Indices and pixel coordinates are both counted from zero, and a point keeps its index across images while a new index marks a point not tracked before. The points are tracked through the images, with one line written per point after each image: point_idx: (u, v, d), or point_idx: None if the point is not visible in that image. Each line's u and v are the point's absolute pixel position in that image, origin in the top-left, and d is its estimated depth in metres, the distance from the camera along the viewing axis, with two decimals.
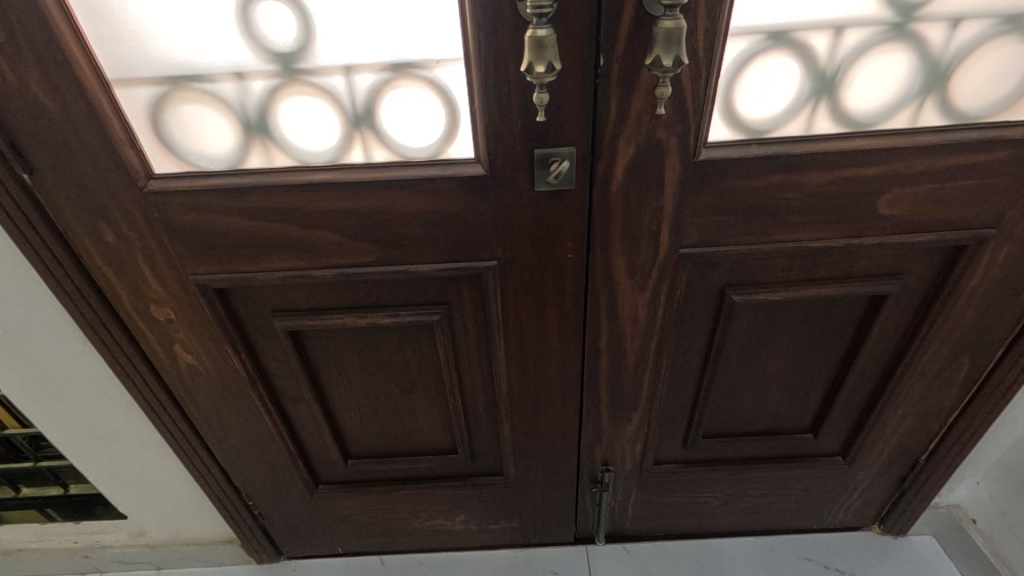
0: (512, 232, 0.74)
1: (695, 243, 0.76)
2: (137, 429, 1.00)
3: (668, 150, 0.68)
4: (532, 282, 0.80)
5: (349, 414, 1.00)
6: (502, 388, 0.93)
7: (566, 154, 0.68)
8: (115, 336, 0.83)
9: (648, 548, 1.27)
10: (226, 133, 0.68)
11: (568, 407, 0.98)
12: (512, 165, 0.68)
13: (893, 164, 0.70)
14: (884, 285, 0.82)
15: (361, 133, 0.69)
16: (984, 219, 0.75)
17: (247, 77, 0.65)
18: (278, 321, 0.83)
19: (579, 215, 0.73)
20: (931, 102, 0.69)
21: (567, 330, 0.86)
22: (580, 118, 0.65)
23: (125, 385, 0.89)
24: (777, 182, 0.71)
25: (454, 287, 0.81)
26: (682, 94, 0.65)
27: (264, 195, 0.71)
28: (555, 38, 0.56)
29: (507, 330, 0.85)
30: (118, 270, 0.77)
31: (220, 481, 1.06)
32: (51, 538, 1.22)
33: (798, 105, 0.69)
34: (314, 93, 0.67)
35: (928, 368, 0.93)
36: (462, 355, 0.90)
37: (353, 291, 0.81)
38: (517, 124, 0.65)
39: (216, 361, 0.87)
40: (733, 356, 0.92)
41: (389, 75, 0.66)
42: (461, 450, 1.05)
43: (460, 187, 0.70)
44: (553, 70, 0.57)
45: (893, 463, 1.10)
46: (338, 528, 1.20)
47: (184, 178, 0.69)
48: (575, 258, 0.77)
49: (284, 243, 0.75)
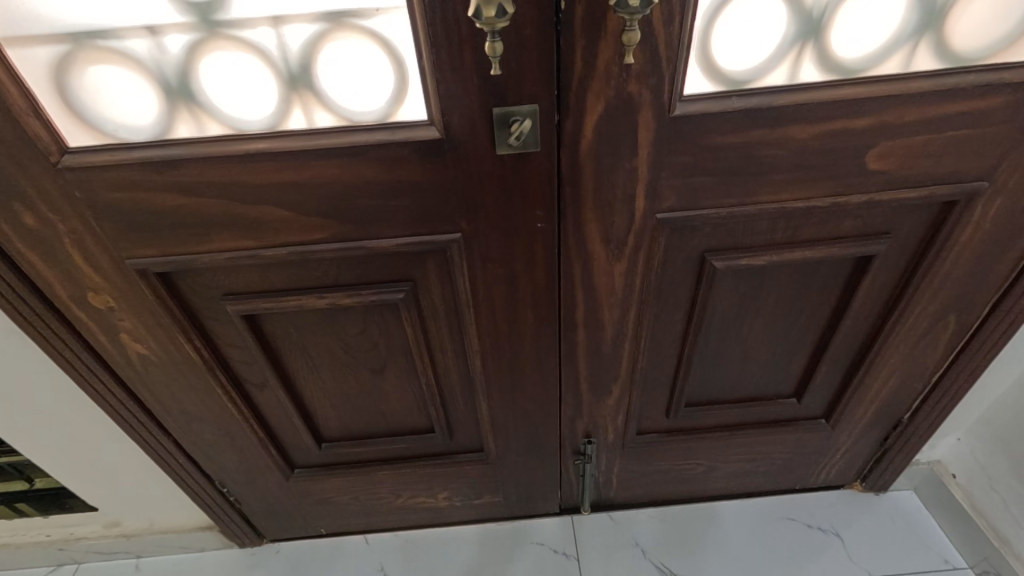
0: (476, 202, 0.69)
1: (673, 207, 0.71)
2: (95, 421, 0.95)
3: (641, 106, 0.62)
4: (500, 254, 0.75)
5: (319, 397, 0.95)
6: (476, 365, 0.89)
7: (527, 112, 0.61)
8: (55, 326, 0.77)
9: (633, 515, 1.27)
10: (146, 98, 0.61)
11: (547, 382, 0.94)
12: (470, 126, 0.62)
13: (883, 115, 0.65)
14: (871, 245, 0.78)
15: (299, 95, 0.62)
16: (976, 171, 0.71)
17: (160, 33, 0.58)
18: (230, 304, 0.78)
19: (547, 180, 0.68)
20: (924, 44, 0.63)
21: (541, 302, 0.81)
22: (542, 72, 0.59)
23: (73, 377, 0.84)
24: (759, 138, 0.66)
25: (417, 263, 0.76)
26: (654, 42, 0.58)
27: (199, 168, 0.64)
28: None
29: (477, 305, 0.81)
30: (46, 257, 0.70)
31: (191, 470, 1.03)
32: (22, 532, 1.18)
33: (782, 51, 0.63)
34: (241, 49, 0.59)
35: (914, 328, 0.90)
36: (432, 333, 0.85)
37: (309, 271, 0.75)
38: (472, 80, 0.59)
39: (168, 348, 0.82)
40: (716, 323, 0.89)
41: (324, 26, 0.58)
42: (439, 428, 1.02)
43: (413, 153, 0.64)
44: (505, 14, 0.51)
45: (876, 422, 1.09)
46: (319, 511, 1.18)
47: (104, 152, 0.63)
48: (545, 227, 0.72)
49: (228, 221, 0.69)
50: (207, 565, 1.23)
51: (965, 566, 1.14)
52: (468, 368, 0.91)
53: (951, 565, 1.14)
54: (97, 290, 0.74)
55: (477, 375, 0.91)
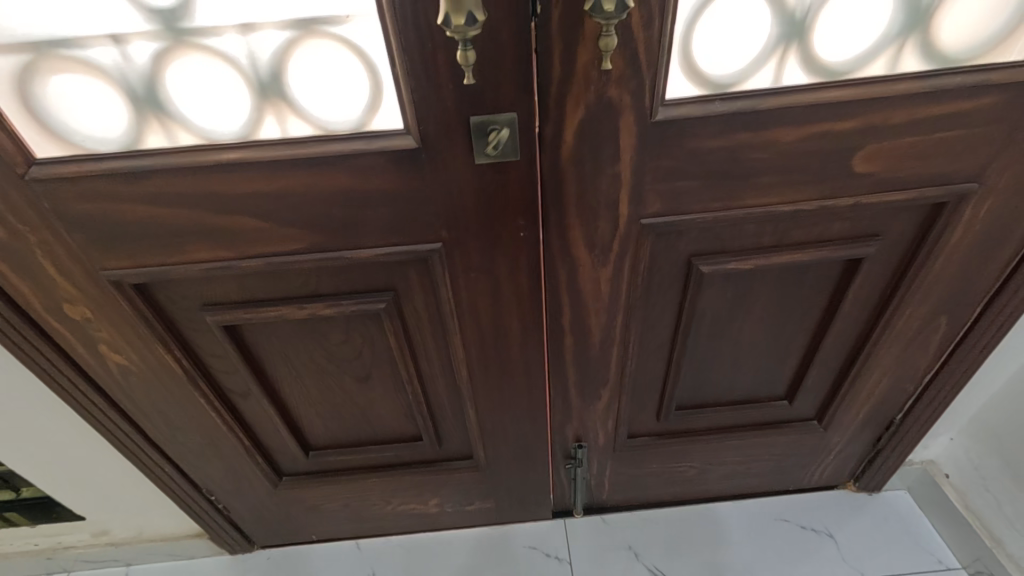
0: (455, 209, 0.67)
1: (658, 211, 0.70)
2: (78, 431, 0.94)
3: (622, 110, 0.61)
4: (484, 263, 0.73)
5: (305, 405, 0.94)
6: (462, 374, 0.88)
7: (505, 121, 0.60)
8: (31, 337, 0.76)
9: (626, 517, 1.26)
10: (114, 107, 0.60)
11: (535, 390, 0.93)
12: (446, 135, 0.61)
13: (870, 117, 0.64)
14: (859, 248, 0.77)
15: (272, 103, 0.61)
16: (965, 173, 0.70)
17: (124, 41, 0.56)
18: (209, 315, 0.77)
19: (528, 188, 0.66)
20: (910, 46, 0.62)
21: (528, 312, 0.80)
22: (518, 78, 0.57)
23: (54, 387, 0.83)
24: (743, 141, 0.64)
25: (399, 273, 0.74)
26: (634, 45, 0.57)
27: (172, 178, 0.63)
28: None
29: (462, 314, 0.79)
30: (20, 268, 0.69)
31: (179, 479, 1.02)
32: (10, 542, 1.17)
33: (766, 52, 0.61)
34: (207, 57, 0.58)
35: (906, 330, 0.89)
36: (417, 342, 0.84)
37: (287, 281, 0.74)
38: (447, 89, 0.58)
39: (146, 359, 0.81)
40: (705, 326, 0.88)
41: (293, 33, 0.57)
42: (428, 436, 1.01)
43: (388, 163, 0.63)
44: (475, 22, 0.50)
45: (869, 423, 1.09)
46: (308, 518, 1.17)
47: (73, 163, 0.62)
48: (529, 236, 0.71)
49: (204, 231, 0.68)
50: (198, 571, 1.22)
51: (957, 566, 1.14)
52: (453, 377, 0.90)
53: (944, 565, 1.14)
54: (73, 300, 0.74)
55: (463, 383, 0.90)
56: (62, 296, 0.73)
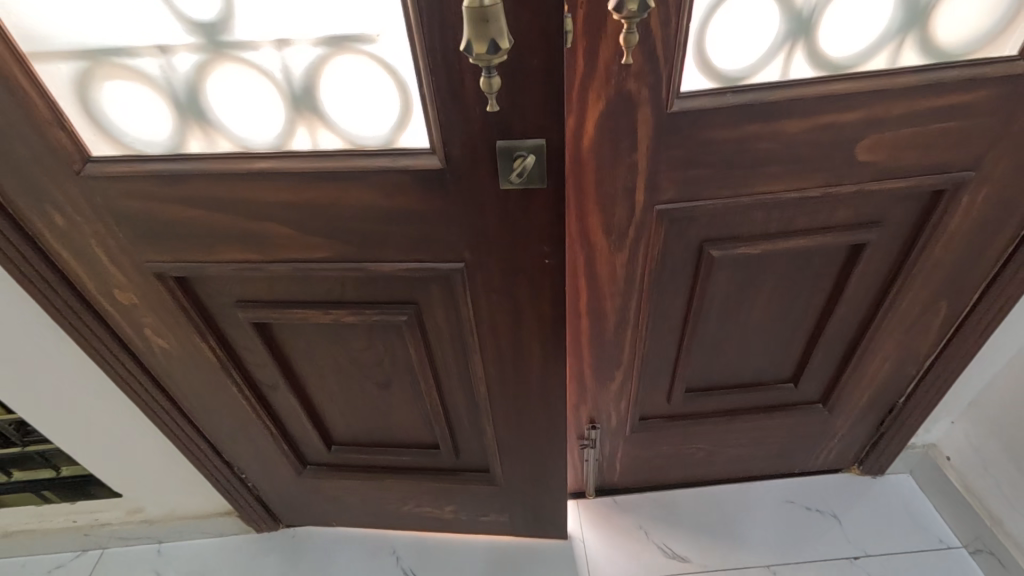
0: (477, 227, 0.71)
1: (672, 198, 0.75)
2: (120, 411, 1.00)
3: (640, 103, 0.66)
4: (505, 286, 0.77)
5: (330, 404, 1.00)
6: (481, 390, 0.93)
7: (531, 147, 0.63)
8: (85, 319, 0.82)
9: (636, 500, 1.31)
10: (159, 114, 0.66)
11: (552, 408, 0.96)
12: (472, 158, 0.65)
13: (872, 108, 0.68)
14: (862, 234, 0.81)
15: (303, 117, 0.67)
16: (962, 162, 0.74)
17: (170, 52, 0.62)
18: (241, 312, 0.82)
19: (548, 216, 0.70)
20: (909, 41, 0.67)
21: (547, 338, 0.84)
22: (545, 106, 0.60)
23: (103, 367, 0.89)
24: (753, 132, 0.69)
25: (422, 288, 0.79)
26: (652, 42, 0.61)
27: (215, 181, 0.68)
28: (500, 10, 0.50)
29: (481, 331, 0.84)
30: (78, 255, 0.75)
31: (212, 457, 1.08)
32: (49, 519, 1.24)
33: (774, 47, 0.66)
34: (244, 68, 0.63)
35: (907, 314, 0.94)
36: (436, 353, 0.89)
37: (316, 287, 0.79)
38: (475, 111, 0.61)
39: (186, 346, 0.87)
40: (715, 310, 0.92)
41: (325, 50, 0.62)
42: (445, 446, 1.06)
43: (413, 182, 0.67)
44: (498, 50, 0.51)
45: (872, 407, 1.13)
46: (330, 504, 1.22)
47: (124, 162, 0.67)
48: (552, 264, 0.75)
49: (244, 235, 0.73)
50: (227, 549, 1.28)
51: (958, 544, 1.18)
52: (469, 389, 0.94)
53: (946, 544, 1.18)
54: (122, 289, 0.79)
55: (480, 395, 0.94)
56: (114, 284, 0.79)
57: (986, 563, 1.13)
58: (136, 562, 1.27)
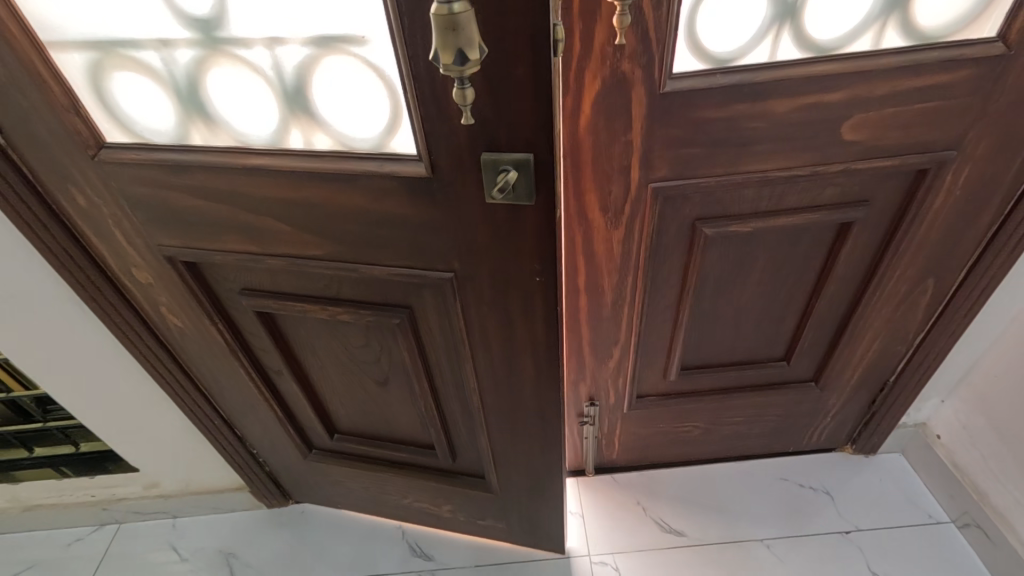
0: (466, 237, 0.71)
1: (666, 176, 0.78)
2: (137, 386, 1.04)
3: (634, 83, 0.69)
4: (497, 298, 0.77)
5: (333, 395, 1.04)
6: (475, 399, 0.93)
7: (515, 162, 0.62)
8: (106, 293, 0.87)
9: (635, 477, 1.35)
10: (162, 104, 0.69)
11: (546, 422, 0.94)
12: (459, 164, 0.64)
13: (857, 88, 0.71)
14: (850, 212, 0.85)
15: (296, 117, 0.68)
16: (945, 142, 0.77)
17: (171, 45, 0.65)
18: (246, 300, 0.86)
19: (540, 232, 0.69)
20: (892, 23, 0.70)
21: (541, 355, 0.83)
22: (533, 120, 0.59)
23: (122, 341, 0.94)
24: (742, 112, 0.72)
25: (414, 292, 0.80)
26: (646, 24, 0.65)
27: (216, 174, 0.71)
28: (470, 20, 0.48)
29: (474, 341, 0.84)
30: (98, 232, 0.80)
31: (225, 433, 1.12)
32: (68, 493, 1.28)
33: (762, 29, 0.70)
34: (239, 66, 0.66)
35: (895, 292, 0.97)
36: (430, 357, 0.90)
37: (312, 282, 0.82)
38: (461, 125, 0.60)
39: (196, 327, 0.91)
40: (709, 287, 0.96)
41: (314, 50, 0.63)
42: (441, 448, 1.07)
43: (401, 187, 0.67)
44: (466, 62, 0.50)
45: (863, 385, 1.16)
46: (335, 487, 1.25)
47: (132, 151, 0.70)
48: (543, 281, 0.74)
49: (246, 226, 0.76)
50: (239, 523, 1.33)
51: (946, 519, 1.21)
52: (463, 395, 0.95)
53: (934, 519, 1.21)
54: (139, 268, 0.84)
55: (474, 402, 0.94)
56: (132, 263, 0.83)
57: (974, 538, 1.16)
58: (152, 535, 1.32)
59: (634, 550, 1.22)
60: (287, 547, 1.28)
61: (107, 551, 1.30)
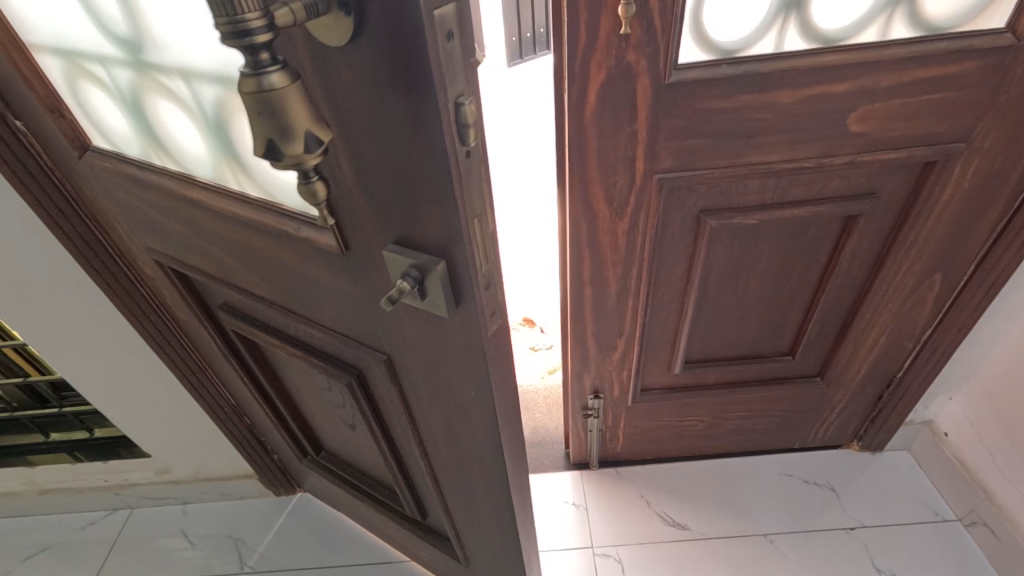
0: (396, 324, 0.61)
1: (671, 168, 0.79)
2: (149, 373, 1.07)
3: (639, 74, 0.70)
4: (435, 394, 0.66)
5: (318, 416, 1.02)
6: (430, 475, 0.83)
7: (421, 264, 0.49)
8: (120, 279, 0.89)
9: (639, 471, 1.35)
10: (117, 117, 0.70)
11: (502, 518, 0.80)
12: (367, 246, 0.53)
13: (863, 79, 0.71)
14: (856, 206, 0.85)
15: (226, 157, 0.65)
16: (952, 134, 0.77)
17: (112, 63, 0.64)
18: (225, 316, 0.85)
19: (468, 344, 0.55)
20: (899, 15, 0.70)
21: (487, 459, 0.70)
22: (443, 218, 0.45)
23: (135, 328, 0.97)
24: (747, 103, 0.72)
25: (361, 361, 0.72)
26: (650, 14, 0.65)
27: (170, 197, 0.68)
28: (283, 103, 0.36)
29: (422, 423, 0.74)
30: (110, 223, 0.82)
31: (235, 421, 1.15)
32: (83, 478, 1.30)
33: (767, 21, 0.70)
34: (168, 97, 0.64)
35: (901, 286, 0.97)
36: (386, 422, 0.82)
37: (275, 320, 0.78)
38: (362, 202, 0.49)
39: (194, 324, 0.92)
40: (714, 281, 0.96)
41: (222, 86, 0.57)
42: (409, 505, 0.99)
43: (322, 255, 0.59)
44: (277, 156, 0.38)
45: (870, 381, 1.16)
46: (330, 492, 1.24)
47: (109, 158, 0.70)
48: (477, 395, 0.61)
49: (206, 252, 0.73)
50: (247, 510, 1.35)
51: (953, 518, 1.20)
52: (418, 466, 0.85)
53: (941, 517, 1.20)
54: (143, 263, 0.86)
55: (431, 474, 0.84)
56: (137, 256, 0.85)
57: (981, 536, 1.15)
58: (163, 520, 1.35)
59: (636, 543, 1.23)
60: (292, 535, 1.30)
61: (119, 536, 1.32)
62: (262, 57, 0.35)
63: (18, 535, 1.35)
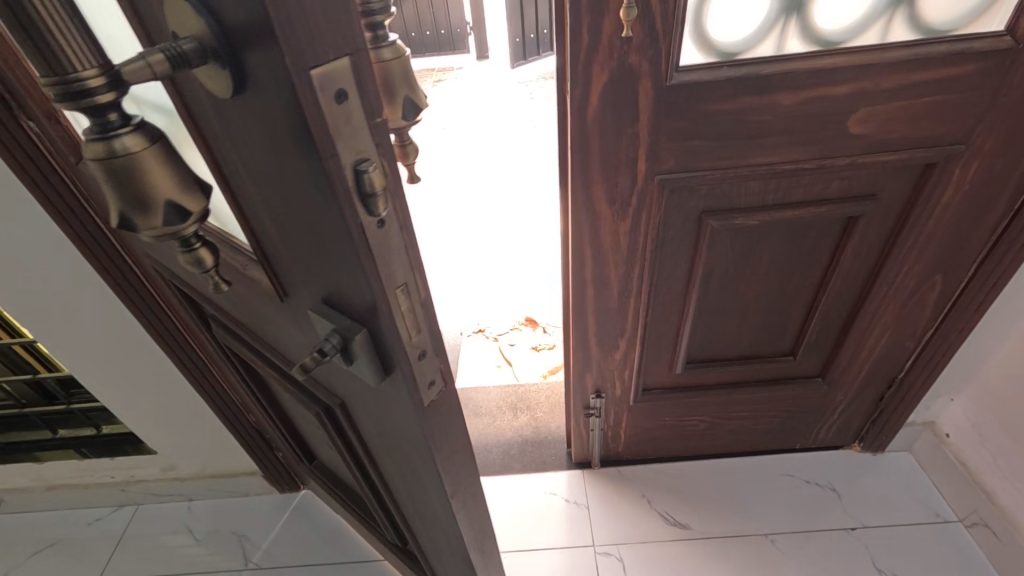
0: (340, 372, 0.57)
1: (672, 169, 0.80)
2: (156, 370, 1.08)
3: (641, 76, 0.70)
4: (387, 442, 0.63)
5: (306, 430, 1.01)
6: (398, 508, 0.82)
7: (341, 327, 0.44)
8: (130, 277, 0.91)
9: (640, 471, 1.36)
10: None
11: (463, 561, 0.78)
12: (296, 295, 0.49)
13: (864, 81, 0.72)
14: (856, 207, 0.85)
15: None
16: (952, 136, 0.77)
17: None
18: (214, 325, 0.84)
19: (403, 409, 0.51)
20: (898, 18, 0.71)
21: (440, 512, 0.67)
22: (358, 288, 0.40)
23: (143, 325, 0.98)
24: (748, 105, 0.73)
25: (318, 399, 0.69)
26: (651, 17, 0.66)
27: None
28: (131, 170, 0.32)
29: (382, 462, 0.71)
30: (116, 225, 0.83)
31: (241, 418, 1.16)
32: (90, 474, 1.32)
33: (768, 24, 0.71)
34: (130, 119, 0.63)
35: (902, 288, 0.97)
36: (351, 455, 0.79)
37: (246, 341, 0.76)
38: (283, 251, 0.45)
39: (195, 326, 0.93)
40: (715, 281, 0.97)
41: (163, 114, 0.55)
42: (388, 527, 0.98)
43: (264, 295, 0.55)
44: (138, 229, 0.35)
45: (871, 382, 1.16)
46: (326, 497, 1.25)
47: None
48: (420, 456, 0.57)
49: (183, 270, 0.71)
50: (252, 507, 1.36)
51: (954, 519, 1.20)
52: (387, 498, 0.81)
53: (941, 518, 1.20)
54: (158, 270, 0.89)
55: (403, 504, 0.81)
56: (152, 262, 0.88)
57: (982, 536, 1.15)
58: (168, 516, 1.36)
59: (637, 541, 1.23)
60: (296, 532, 1.31)
61: (126, 531, 1.34)
62: (110, 119, 0.31)
63: (27, 529, 1.37)
